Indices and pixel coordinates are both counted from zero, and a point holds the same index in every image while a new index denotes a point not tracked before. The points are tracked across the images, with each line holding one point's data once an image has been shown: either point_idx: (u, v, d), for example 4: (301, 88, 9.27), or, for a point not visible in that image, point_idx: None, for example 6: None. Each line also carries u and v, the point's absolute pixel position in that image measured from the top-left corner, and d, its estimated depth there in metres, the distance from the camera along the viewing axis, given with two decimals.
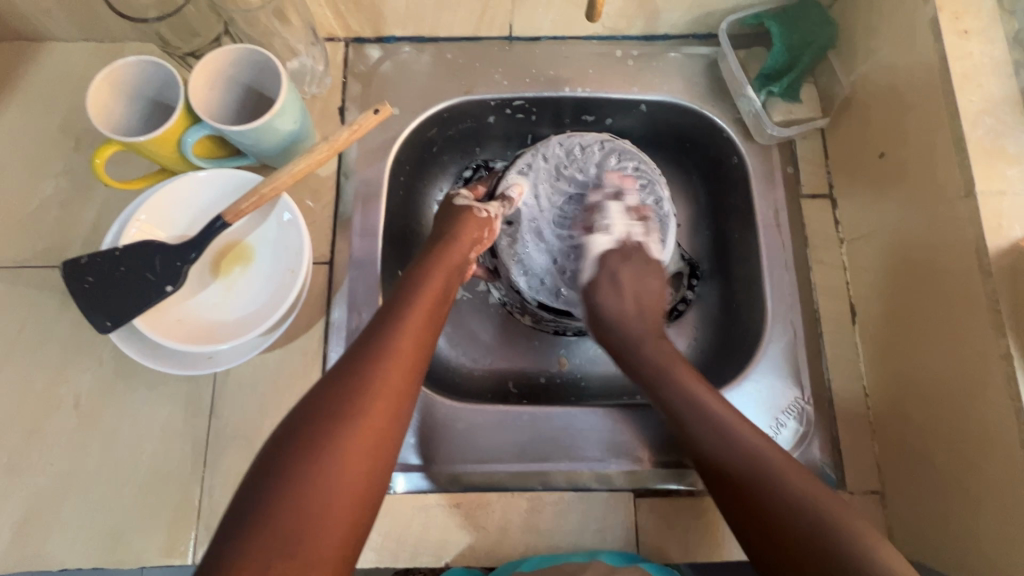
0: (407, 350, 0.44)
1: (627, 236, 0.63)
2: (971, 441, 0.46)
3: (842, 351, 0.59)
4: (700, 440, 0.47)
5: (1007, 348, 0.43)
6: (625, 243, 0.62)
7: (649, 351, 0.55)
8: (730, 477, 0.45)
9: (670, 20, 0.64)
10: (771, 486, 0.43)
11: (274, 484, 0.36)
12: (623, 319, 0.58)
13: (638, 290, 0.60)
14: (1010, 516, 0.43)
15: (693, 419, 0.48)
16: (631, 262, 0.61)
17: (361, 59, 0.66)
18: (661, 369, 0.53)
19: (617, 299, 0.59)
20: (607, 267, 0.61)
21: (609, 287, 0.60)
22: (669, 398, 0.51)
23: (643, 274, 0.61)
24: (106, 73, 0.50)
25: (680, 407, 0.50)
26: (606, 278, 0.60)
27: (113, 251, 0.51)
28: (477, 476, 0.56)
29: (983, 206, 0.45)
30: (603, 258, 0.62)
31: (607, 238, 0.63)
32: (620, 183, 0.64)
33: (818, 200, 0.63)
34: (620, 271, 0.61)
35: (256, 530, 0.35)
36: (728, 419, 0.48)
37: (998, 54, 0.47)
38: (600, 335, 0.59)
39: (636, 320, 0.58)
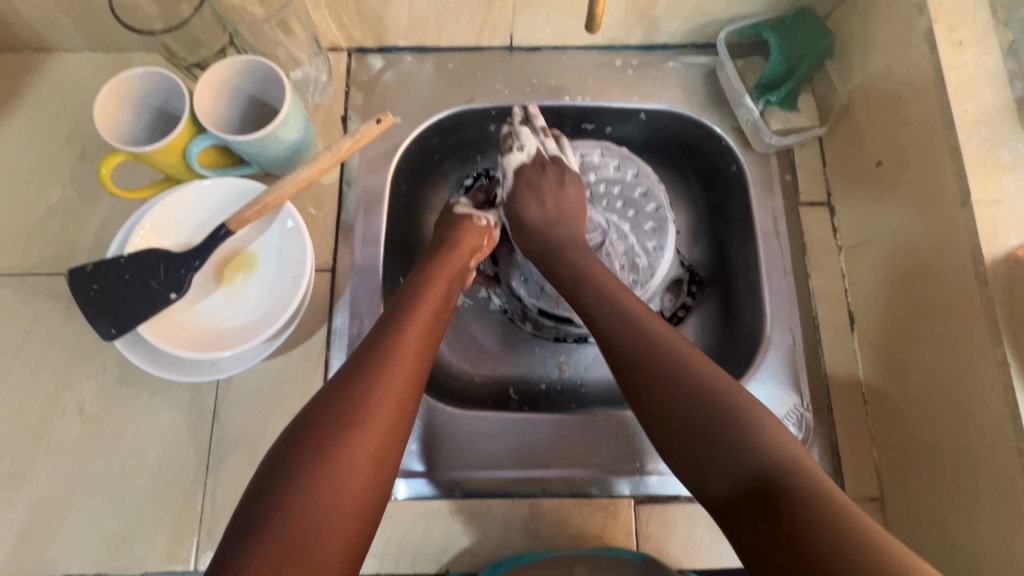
0: (409, 355, 0.45)
1: (541, 150, 0.63)
2: (969, 448, 0.46)
3: (841, 358, 0.59)
4: (629, 348, 0.47)
5: (1004, 355, 0.43)
6: (540, 157, 0.63)
7: (569, 254, 0.58)
8: (655, 380, 0.45)
9: (668, 30, 0.65)
10: (691, 391, 0.43)
11: (280, 490, 0.37)
12: (548, 223, 0.60)
13: (559, 199, 0.61)
14: (1009, 523, 0.43)
15: (621, 329, 0.48)
16: (548, 175, 0.62)
17: (364, 69, 0.67)
18: (583, 269, 0.55)
19: (538, 203, 0.61)
20: (526, 180, 0.62)
21: (532, 195, 0.61)
22: (597, 312, 0.51)
23: (559, 185, 0.62)
24: (113, 84, 0.51)
25: (612, 318, 0.49)
26: (529, 190, 0.62)
27: (118, 258, 0.52)
28: (478, 483, 0.56)
29: (979, 214, 0.45)
30: (520, 174, 0.63)
31: (522, 155, 0.63)
32: (525, 110, 0.63)
33: (817, 208, 0.63)
34: (540, 181, 0.62)
35: (264, 536, 0.35)
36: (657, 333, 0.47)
37: (992, 65, 0.48)
38: (523, 240, 0.61)
39: (550, 227, 0.60)
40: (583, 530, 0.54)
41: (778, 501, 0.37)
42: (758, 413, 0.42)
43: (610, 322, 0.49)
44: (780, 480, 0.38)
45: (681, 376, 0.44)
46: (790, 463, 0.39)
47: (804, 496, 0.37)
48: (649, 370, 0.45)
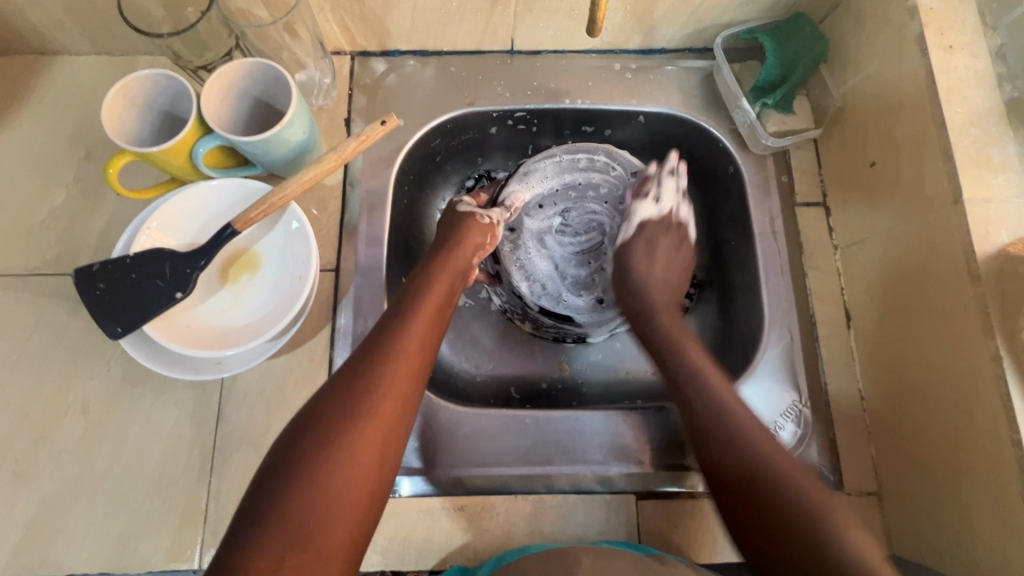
0: (413, 350, 0.46)
1: (672, 211, 0.65)
2: (964, 441, 0.47)
3: (838, 355, 0.60)
4: (702, 416, 0.50)
5: (996, 349, 0.44)
6: (668, 217, 0.64)
7: (663, 321, 0.58)
8: (729, 459, 0.47)
9: (667, 35, 0.66)
10: (762, 470, 0.46)
11: (284, 479, 0.37)
12: (649, 283, 0.61)
13: (670, 261, 0.63)
14: (1003, 514, 0.44)
15: (698, 395, 0.51)
16: (670, 236, 0.64)
17: (366, 72, 0.68)
18: (672, 339, 0.56)
19: (646, 259, 0.63)
20: (645, 235, 0.64)
21: (644, 252, 0.63)
22: (677, 372, 0.54)
23: (678, 248, 0.64)
24: (121, 86, 0.51)
25: (690, 386, 0.52)
26: (643, 242, 0.63)
27: (124, 259, 0.52)
28: (482, 480, 0.56)
29: (970, 212, 0.47)
30: (643, 225, 0.64)
31: (653, 207, 0.65)
32: (676, 162, 0.64)
33: (813, 208, 0.64)
34: (657, 238, 0.64)
35: (268, 524, 0.36)
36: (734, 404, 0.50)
37: (981, 68, 0.50)
38: (624, 291, 0.63)
39: (661, 288, 0.62)
40: (586, 526, 0.55)
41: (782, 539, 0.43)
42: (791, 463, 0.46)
43: (688, 385, 0.52)
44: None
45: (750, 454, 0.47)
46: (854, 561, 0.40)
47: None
48: (720, 442, 0.48)
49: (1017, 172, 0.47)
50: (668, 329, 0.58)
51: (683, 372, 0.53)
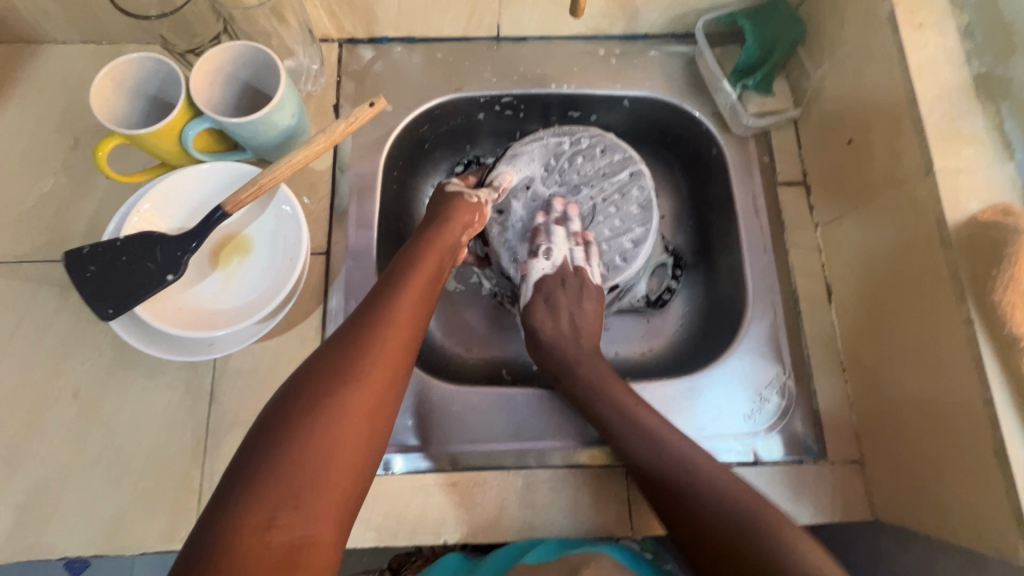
0: (403, 321, 0.47)
1: (567, 259, 0.63)
2: (943, 402, 0.48)
3: (820, 328, 0.61)
4: (664, 483, 0.50)
5: (968, 311, 0.46)
6: (563, 268, 0.63)
7: (585, 369, 0.58)
8: (662, 487, 0.50)
9: (649, 20, 0.68)
10: (725, 517, 0.46)
11: (277, 440, 0.38)
12: (559, 342, 0.61)
13: (572, 317, 0.61)
14: (973, 472, 0.46)
15: (659, 466, 0.51)
16: (569, 289, 0.62)
17: (355, 59, 0.68)
18: (597, 389, 0.56)
19: (550, 320, 0.61)
20: (544, 292, 0.63)
21: (545, 310, 0.62)
22: (630, 443, 0.53)
23: (579, 299, 0.62)
24: (109, 70, 0.51)
25: (642, 448, 0.52)
26: (541, 301, 0.62)
27: (115, 241, 0.52)
28: (473, 456, 0.57)
29: (942, 181, 0.48)
30: (540, 283, 0.63)
31: (546, 263, 0.63)
32: (563, 209, 0.66)
33: (794, 187, 0.66)
34: (556, 296, 0.62)
35: (262, 482, 0.37)
36: (691, 461, 0.50)
37: (950, 45, 0.51)
38: (537, 354, 0.62)
39: (573, 342, 0.61)
40: (577, 500, 0.56)
41: None
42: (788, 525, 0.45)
43: (645, 455, 0.51)
44: None
45: (718, 511, 0.47)
46: None
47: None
48: (691, 499, 0.48)
49: (985, 144, 0.49)
50: (623, 402, 0.55)
51: (643, 444, 0.52)
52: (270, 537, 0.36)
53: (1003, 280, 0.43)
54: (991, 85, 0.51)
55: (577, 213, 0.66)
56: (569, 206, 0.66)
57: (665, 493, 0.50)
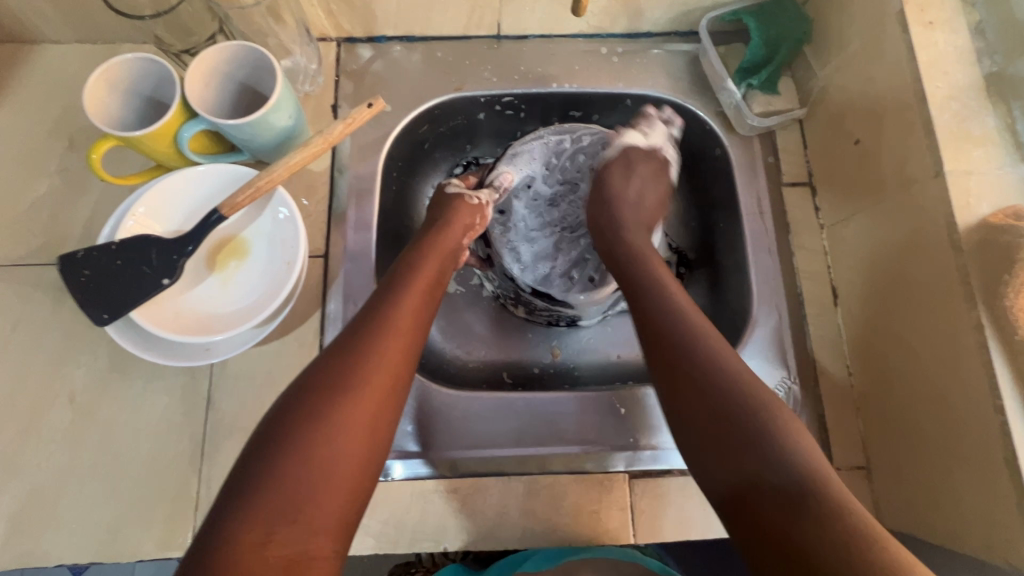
0: (403, 328, 0.46)
1: (661, 148, 0.66)
2: (953, 407, 0.47)
3: (826, 332, 0.60)
4: (677, 355, 0.46)
5: (979, 317, 0.45)
6: (655, 151, 0.65)
7: (629, 235, 0.59)
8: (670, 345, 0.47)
9: (653, 17, 0.67)
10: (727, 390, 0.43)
11: (275, 453, 0.38)
12: (618, 200, 0.63)
13: (640, 186, 0.64)
14: (984, 483, 0.45)
15: (675, 332, 0.47)
16: (648, 166, 0.65)
17: (353, 58, 0.67)
18: (643, 254, 0.57)
19: (621, 181, 0.64)
20: (626, 157, 0.65)
21: (620, 173, 0.64)
22: (654, 312, 0.49)
23: (654, 177, 0.65)
24: (103, 70, 0.51)
25: (662, 311, 0.49)
26: (620, 163, 0.65)
27: (110, 245, 0.52)
28: (474, 462, 0.56)
29: (952, 184, 0.47)
30: (626, 149, 0.66)
31: (640, 138, 0.66)
32: (672, 115, 0.66)
33: (799, 188, 0.65)
34: (634, 165, 0.65)
35: (260, 497, 0.36)
36: (706, 335, 0.47)
37: (961, 44, 0.50)
38: (594, 206, 0.64)
39: (632, 205, 0.63)
40: (579, 505, 0.55)
41: (796, 499, 0.37)
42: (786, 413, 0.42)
43: (665, 325, 0.48)
44: (809, 502, 0.37)
45: (729, 379, 0.43)
46: (815, 477, 0.38)
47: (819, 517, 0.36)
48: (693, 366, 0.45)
49: (997, 144, 0.48)
50: (658, 276, 0.53)
51: (662, 309, 0.49)
52: (266, 553, 0.35)
53: (1014, 285, 0.42)
54: (1002, 85, 0.50)
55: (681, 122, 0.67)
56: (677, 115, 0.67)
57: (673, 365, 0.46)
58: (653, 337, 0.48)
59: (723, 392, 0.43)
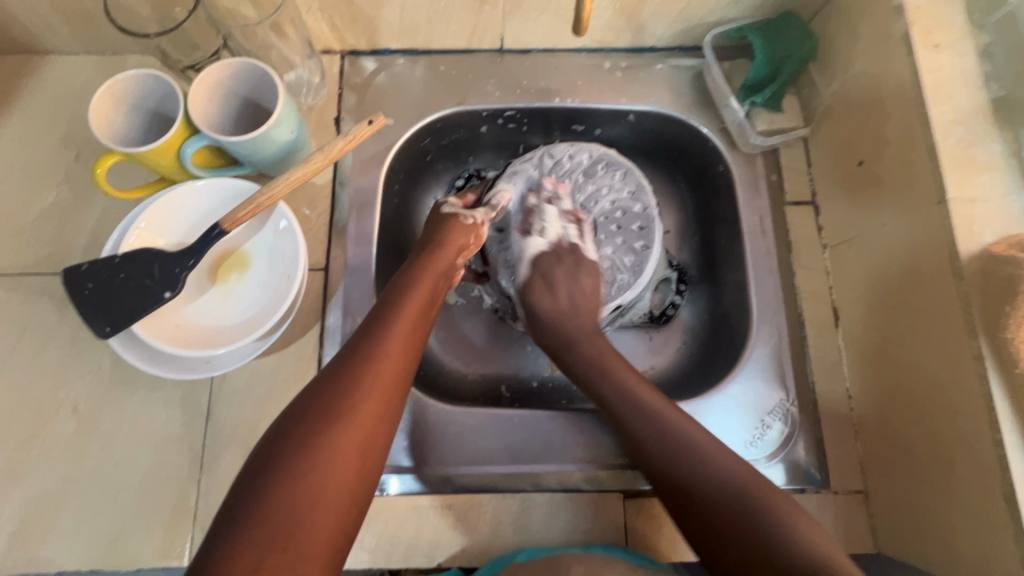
0: (395, 351, 0.46)
1: (562, 238, 0.63)
2: (952, 438, 0.47)
3: (826, 354, 0.60)
4: (668, 468, 0.48)
5: (979, 348, 0.44)
6: (559, 244, 0.63)
7: (589, 348, 0.58)
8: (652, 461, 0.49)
9: (657, 33, 0.66)
10: (714, 488, 0.45)
11: (269, 479, 0.38)
12: (558, 318, 0.59)
13: (572, 291, 0.61)
14: (981, 518, 0.44)
15: (652, 437, 0.49)
16: (566, 263, 0.62)
17: (356, 71, 0.68)
18: (601, 363, 0.56)
19: (549, 298, 0.60)
20: (541, 269, 0.62)
21: (544, 288, 0.61)
22: (639, 430, 0.50)
23: (576, 274, 0.62)
24: (108, 87, 0.51)
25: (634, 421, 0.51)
26: (540, 281, 0.61)
27: (114, 258, 0.52)
28: (468, 478, 0.57)
29: (955, 211, 0.47)
30: (535, 262, 0.62)
31: (540, 241, 0.63)
32: (554, 188, 0.65)
33: (802, 208, 0.64)
34: (553, 271, 0.61)
35: (253, 523, 0.37)
36: (687, 438, 0.49)
37: (968, 67, 0.50)
38: (537, 331, 0.61)
39: (572, 316, 0.60)
40: (573, 525, 0.55)
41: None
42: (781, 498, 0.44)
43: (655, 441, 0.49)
44: None
45: (715, 478, 0.46)
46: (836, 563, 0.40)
47: None
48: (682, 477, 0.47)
49: (1003, 171, 0.47)
50: (621, 378, 0.54)
51: (636, 415, 0.51)
52: None
53: (1016, 318, 0.42)
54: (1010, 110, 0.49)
55: (569, 193, 0.66)
56: (561, 185, 0.66)
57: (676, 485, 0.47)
58: (648, 457, 0.49)
59: (719, 490, 0.45)
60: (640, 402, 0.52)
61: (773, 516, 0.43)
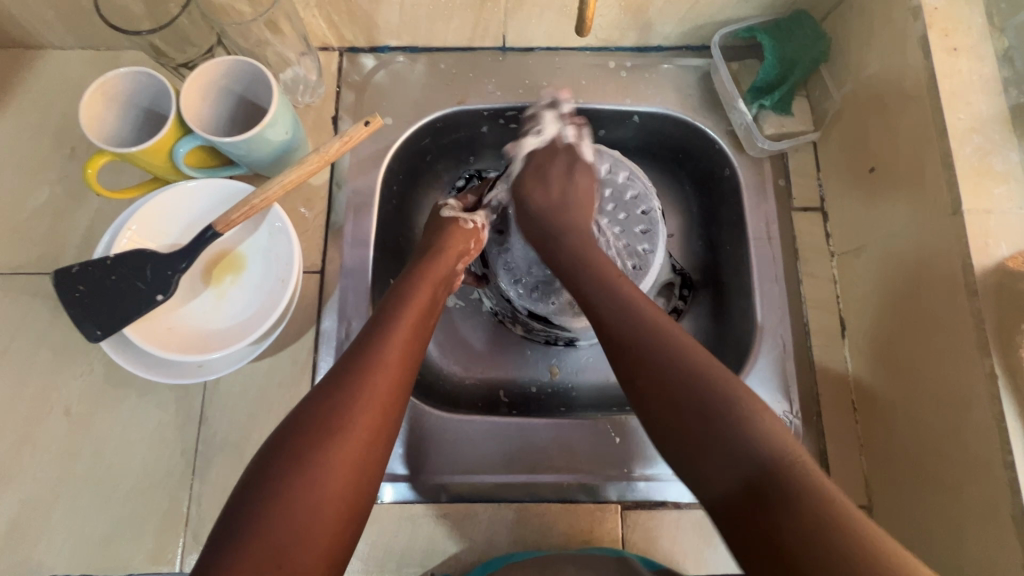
0: (392, 363, 0.45)
1: (559, 137, 0.64)
2: (963, 459, 0.45)
3: (832, 365, 0.58)
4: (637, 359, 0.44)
5: (991, 366, 0.43)
6: (555, 143, 0.64)
7: (572, 239, 0.56)
8: (625, 350, 0.45)
9: (663, 32, 0.64)
10: (677, 373, 0.41)
11: (266, 500, 0.37)
12: (551, 209, 0.59)
13: (566, 185, 0.61)
14: (989, 540, 0.43)
15: (625, 323, 0.46)
16: (562, 162, 0.62)
17: (355, 69, 0.66)
18: (582, 258, 0.53)
19: (543, 189, 0.61)
20: (534, 163, 0.63)
21: (536, 180, 0.62)
22: (610, 318, 0.47)
23: (569, 172, 0.62)
24: (100, 84, 0.50)
25: (610, 308, 0.48)
26: (535, 173, 0.62)
27: (105, 259, 0.51)
28: (465, 487, 0.56)
29: (969, 223, 0.45)
30: (530, 156, 0.64)
31: (537, 140, 0.64)
32: (555, 94, 0.64)
33: (810, 214, 0.63)
34: (548, 166, 0.62)
35: (251, 545, 0.36)
36: (660, 329, 0.45)
37: (986, 72, 0.48)
38: (525, 224, 0.61)
39: (563, 207, 0.59)
40: (569, 536, 0.55)
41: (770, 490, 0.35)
42: (751, 396, 0.40)
43: (685, 394, 0.40)
44: (777, 481, 0.35)
45: (680, 367, 0.42)
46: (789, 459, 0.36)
47: (799, 500, 0.34)
48: (649, 361, 0.43)
49: (1020, 182, 0.45)
50: (603, 270, 0.51)
51: (614, 304, 0.48)
52: None
53: None
54: None
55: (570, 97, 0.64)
56: (562, 90, 0.64)
57: (680, 414, 0.40)
58: (632, 360, 0.44)
59: (684, 379, 0.41)
60: (676, 351, 0.43)
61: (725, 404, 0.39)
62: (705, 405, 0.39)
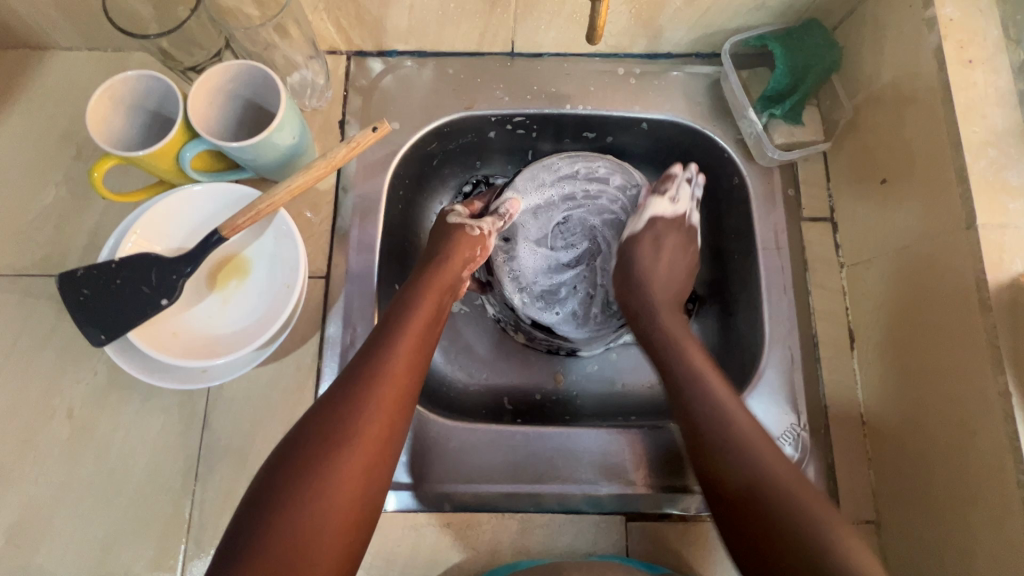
0: (398, 374, 0.44)
1: (686, 214, 0.64)
2: (975, 478, 0.45)
3: (840, 377, 0.58)
4: (723, 458, 0.47)
5: (1005, 385, 0.42)
6: (680, 219, 0.64)
7: (663, 319, 0.58)
8: (709, 448, 0.48)
9: (673, 40, 0.64)
10: (762, 485, 0.44)
11: (269, 515, 0.37)
12: (649, 280, 0.61)
13: (674, 258, 0.62)
14: (1001, 561, 0.42)
15: (711, 424, 0.48)
16: (676, 235, 0.63)
17: (363, 72, 0.66)
18: (674, 339, 0.55)
19: (652, 257, 0.62)
20: (655, 229, 0.63)
21: (649, 248, 0.62)
22: (696, 415, 0.49)
23: (684, 249, 0.63)
24: (107, 86, 0.50)
25: (700, 407, 0.49)
26: (649, 237, 0.63)
27: (109, 263, 0.51)
28: (468, 496, 0.55)
29: (984, 238, 0.44)
30: (654, 220, 0.63)
31: (668, 206, 0.64)
32: (690, 170, 0.64)
33: (820, 224, 0.62)
34: (664, 236, 0.63)
35: (254, 561, 0.36)
36: (747, 436, 0.47)
37: (1002, 85, 0.47)
38: (624, 288, 0.62)
39: (663, 288, 0.61)
40: (573, 547, 0.54)
41: None
42: (830, 510, 0.43)
43: (755, 496, 0.44)
44: None
45: (763, 478, 0.45)
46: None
47: None
48: (733, 465, 0.46)
49: None
50: (688, 355, 0.53)
51: (699, 401, 0.50)
52: None
53: None
54: None
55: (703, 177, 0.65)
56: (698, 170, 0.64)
57: (762, 524, 0.43)
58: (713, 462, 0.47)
59: (766, 490, 0.44)
60: (745, 448, 0.46)
61: (807, 516, 0.42)
62: (785, 517, 0.42)
